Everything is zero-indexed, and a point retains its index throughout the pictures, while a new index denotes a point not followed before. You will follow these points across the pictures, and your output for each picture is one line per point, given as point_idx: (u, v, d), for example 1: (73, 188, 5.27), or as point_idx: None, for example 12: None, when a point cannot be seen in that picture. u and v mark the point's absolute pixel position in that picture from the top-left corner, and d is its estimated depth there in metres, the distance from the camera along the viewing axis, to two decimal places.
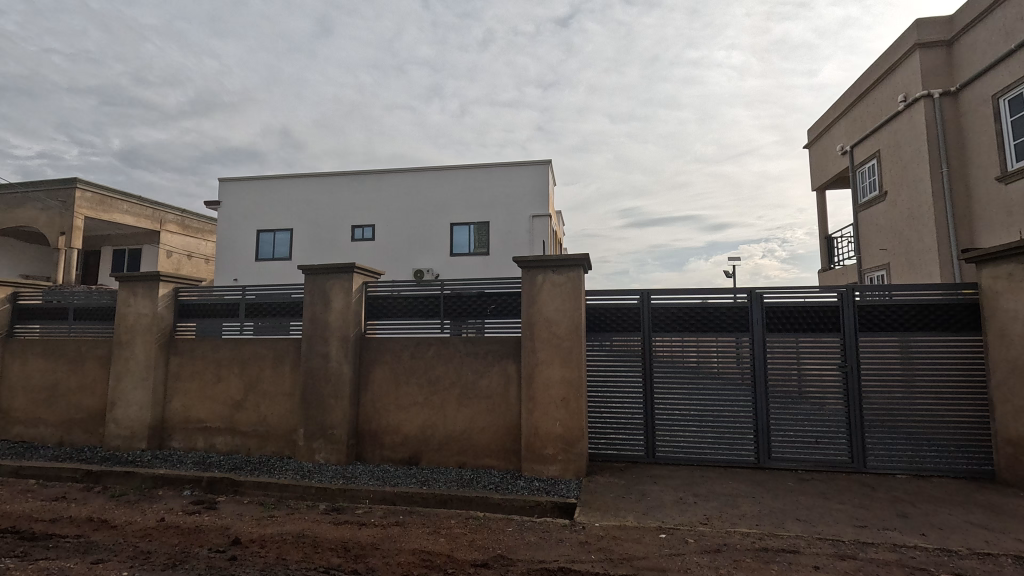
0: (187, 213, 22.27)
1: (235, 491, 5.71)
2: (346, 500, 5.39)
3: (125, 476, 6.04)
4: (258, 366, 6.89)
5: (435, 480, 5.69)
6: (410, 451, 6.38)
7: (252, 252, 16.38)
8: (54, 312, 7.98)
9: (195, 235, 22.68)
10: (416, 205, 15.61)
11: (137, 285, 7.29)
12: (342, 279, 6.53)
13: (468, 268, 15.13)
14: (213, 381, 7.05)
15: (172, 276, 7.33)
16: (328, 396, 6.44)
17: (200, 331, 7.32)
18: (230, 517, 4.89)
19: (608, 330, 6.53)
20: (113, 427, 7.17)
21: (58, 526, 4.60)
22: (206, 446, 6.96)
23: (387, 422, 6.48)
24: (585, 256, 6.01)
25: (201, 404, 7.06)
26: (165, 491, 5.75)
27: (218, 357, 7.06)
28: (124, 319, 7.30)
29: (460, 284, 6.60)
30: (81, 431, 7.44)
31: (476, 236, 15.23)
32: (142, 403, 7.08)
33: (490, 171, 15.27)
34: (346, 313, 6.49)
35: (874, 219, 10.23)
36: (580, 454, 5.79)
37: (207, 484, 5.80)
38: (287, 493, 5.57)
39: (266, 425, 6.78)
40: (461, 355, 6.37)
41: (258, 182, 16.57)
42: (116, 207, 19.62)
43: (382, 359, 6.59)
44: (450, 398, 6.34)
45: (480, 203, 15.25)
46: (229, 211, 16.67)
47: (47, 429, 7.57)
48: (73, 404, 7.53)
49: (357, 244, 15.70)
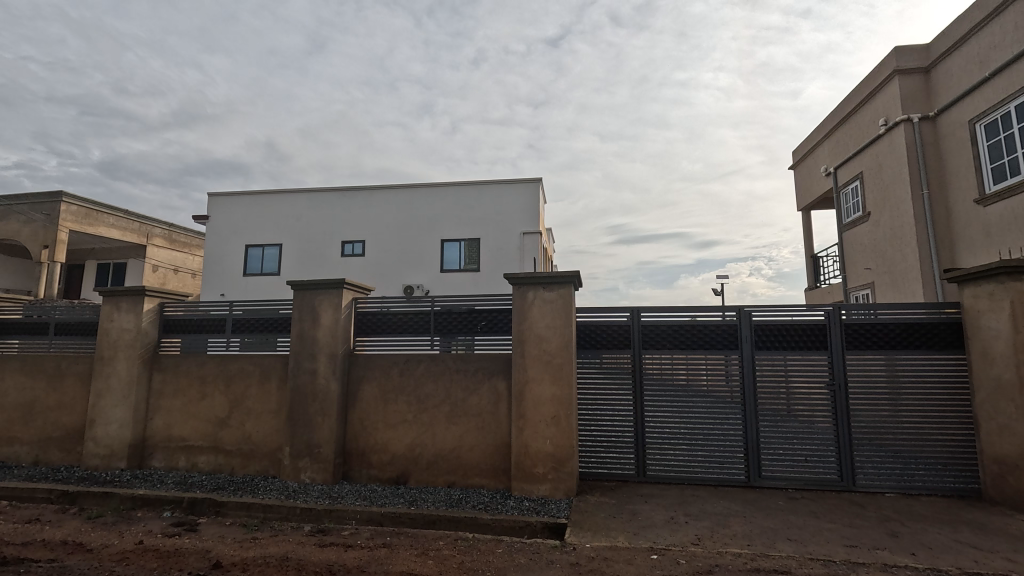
0: (175, 227, 22.09)
1: (217, 512, 5.57)
2: (332, 521, 5.27)
3: (102, 497, 5.85)
4: (244, 383, 6.78)
5: (424, 500, 5.59)
6: (398, 470, 6.28)
7: (240, 267, 16.21)
8: (34, 328, 7.79)
9: (181, 249, 22.44)
10: (406, 222, 15.62)
11: (121, 300, 7.17)
12: (331, 295, 6.49)
13: (459, 284, 15.11)
14: (197, 399, 6.90)
15: (157, 291, 7.22)
16: (315, 413, 6.34)
17: (185, 347, 7.19)
18: (213, 540, 4.75)
19: (599, 347, 6.53)
20: (92, 445, 6.97)
21: (31, 550, 4.44)
22: (188, 466, 6.79)
23: (375, 440, 6.39)
24: (576, 273, 6.02)
25: (185, 422, 6.90)
26: (144, 513, 5.60)
27: (203, 374, 6.93)
28: (106, 335, 7.16)
29: (451, 301, 6.57)
30: (58, 450, 7.23)
31: (467, 252, 15.25)
32: (123, 420, 6.91)
33: (479, 189, 15.38)
34: (335, 329, 6.44)
35: (858, 238, 10.41)
36: (570, 473, 5.74)
37: (188, 505, 5.65)
38: (271, 513, 5.43)
39: (251, 443, 6.65)
40: (450, 371, 6.33)
41: (248, 197, 16.49)
42: (102, 220, 19.38)
43: (371, 376, 6.51)
44: (439, 416, 6.27)
45: (470, 220, 15.31)
46: (218, 226, 16.54)
47: (22, 448, 7.34)
48: (51, 421, 7.32)
49: (347, 259, 15.63)
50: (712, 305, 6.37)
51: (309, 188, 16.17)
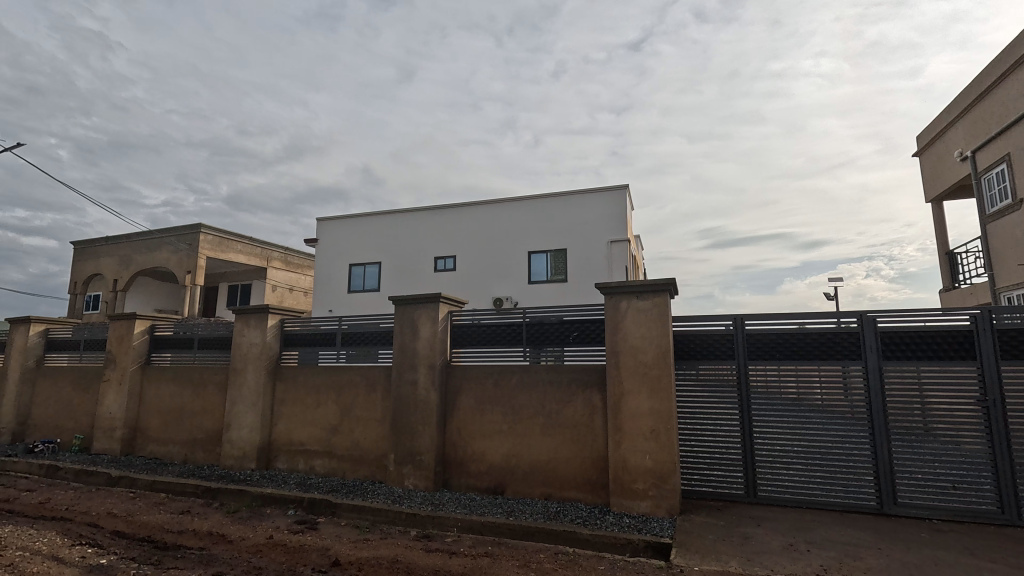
0: (290, 250, 24.45)
1: (332, 512, 6.00)
2: (435, 527, 5.47)
3: (238, 494, 6.56)
4: (353, 393, 7.29)
5: (522, 511, 5.61)
6: (495, 480, 6.37)
7: (345, 285, 17.53)
8: (182, 342, 8.97)
9: (295, 270, 24.77)
10: (494, 236, 16.00)
11: (250, 317, 8.05)
12: (428, 309, 6.81)
13: (547, 295, 15.16)
14: (313, 407, 7.53)
15: (279, 308, 8.02)
16: (417, 422, 6.64)
17: (301, 359, 7.88)
18: (331, 538, 5.13)
19: (698, 358, 6.20)
20: (228, 447, 7.85)
21: (186, 537, 5.08)
22: (307, 468, 7.40)
23: (473, 449, 6.55)
24: (672, 280, 5.79)
25: (303, 428, 7.55)
26: (272, 510, 6.18)
27: (318, 383, 7.56)
28: (238, 348, 8.07)
29: (542, 312, 6.61)
30: (202, 450, 8.22)
31: (554, 263, 15.28)
32: (253, 425, 7.71)
33: (564, 200, 15.37)
34: (433, 341, 6.73)
35: (1008, 231, 8.98)
36: (672, 491, 5.47)
37: (308, 504, 6.15)
38: (379, 516, 5.76)
39: (359, 449, 7.10)
40: (544, 383, 6.34)
41: (350, 220, 17.85)
42: (231, 247, 21.94)
43: (467, 387, 6.70)
44: (534, 427, 6.29)
45: (556, 231, 15.34)
46: (325, 248, 18.03)
47: (174, 447, 8.44)
48: (196, 425, 8.35)
49: (440, 275, 16.34)
50: (828, 312, 5.81)
51: (403, 208, 17.14)
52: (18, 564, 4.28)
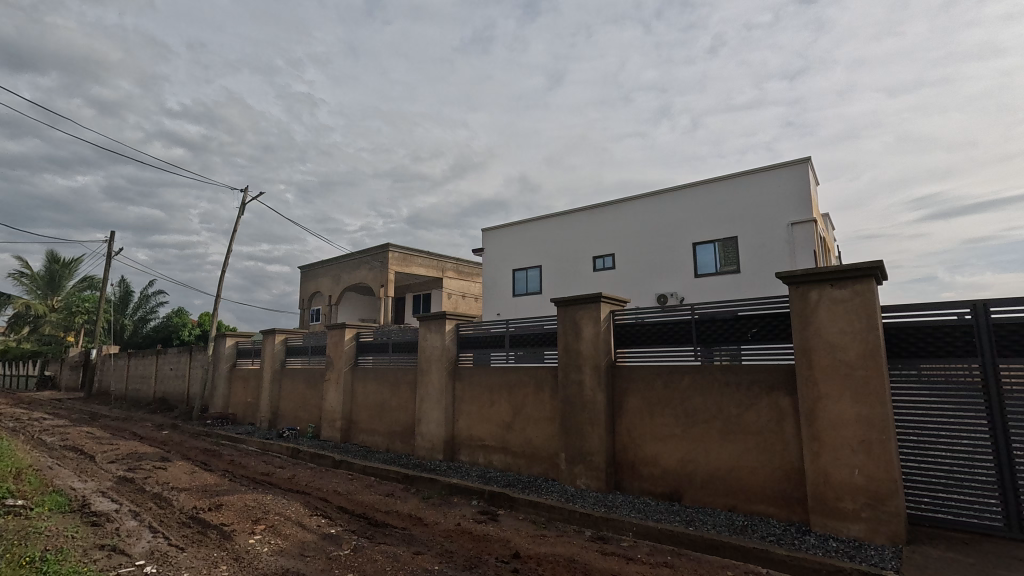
0: (461, 260, 26.70)
1: (511, 506, 6.35)
2: (610, 530, 5.42)
3: (430, 482, 7.34)
4: (523, 392, 7.62)
5: (703, 521, 5.24)
6: (670, 486, 6.06)
7: (511, 289, 18.48)
8: (380, 347, 10.38)
9: (466, 278, 26.97)
10: (654, 230, 15.33)
11: (431, 323, 8.97)
12: (590, 309, 6.80)
13: (718, 288, 14.01)
14: (488, 405, 8.06)
15: (454, 314, 8.78)
16: (586, 422, 6.66)
17: (475, 360, 8.51)
18: (511, 530, 5.42)
19: (921, 356, 5.07)
20: (421, 439, 8.84)
21: (392, 517, 5.85)
22: (486, 462, 7.93)
23: (645, 453, 6.32)
24: (878, 262, 4.87)
25: (480, 424, 8.13)
26: (459, 498, 6.78)
27: (491, 383, 8.08)
28: (423, 351, 9.05)
29: (712, 307, 6.13)
30: (400, 440, 9.40)
31: (724, 253, 14.06)
32: (439, 420, 8.56)
33: (732, 183, 14.02)
34: (596, 342, 6.69)
35: None
36: (894, 515, 4.56)
37: (489, 496, 6.61)
38: (554, 514, 5.90)
39: (532, 447, 7.39)
40: (720, 384, 5.83)
41: (511, 228, 18.78)
42: (413, 261, 24.78)
43: (634, 387, 6.50)
44: (711, 432, 5.83)
45: (724, 218, 14.09)
46: (491, 256, 19.23)
47: (379, 437, 9.81)
48: (395, 419, 9.59)
49: (600, 274, 16.25)
50: None
51: (559, 212, 17.45)
52: (276, 526, 5.39)
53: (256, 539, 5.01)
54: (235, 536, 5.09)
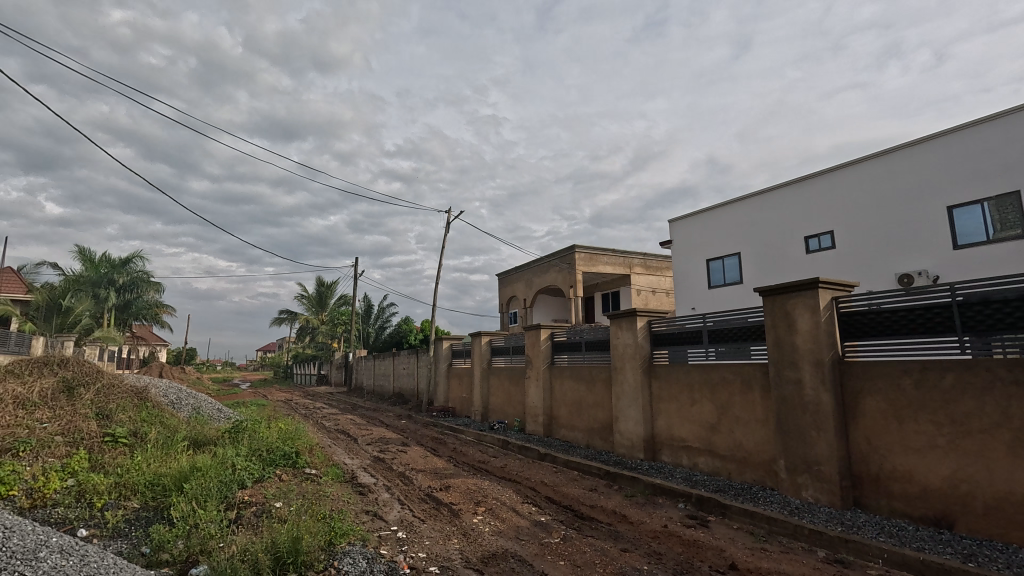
0: (648, 255, 25.89)
1: (723, 513, 5.92)
2: (851, 554, 4.66)
3: (633, 480, 7.28)
4: (728, 391, 7.04)
5: (988, 558, 4.14)
6: (935, 510, 4.90)
7: (705, 281, 17.18)
8: (574, 345, 10.69)
9: (655, 273, 26.05)
10: (886, 198, 12.59)
11: (622, 320, 8.90)
12: (805, 297, 5.97)
13: (994, 259, 10.92)
14: (689, 404, 7.64)
15: (645, 310, 8.57)
16: (808, 426, 5.83)
17: (671, 357, 8.16)
18: (725, 539, 5.05)
19: None
20: (620, 437, 8.82)
21: (598, 511, 5.97)
22: (691, 465, 7.52)
23: (893, 466, 5.23)
24: None
25: (682, 424, 7.74)
26: (664, 500, 6.58)
27: (691, 381, 7.65)
28: (616, 349, 9.03)
29: (982, 287, 4.92)
30: (599, 437, 9.52)
31: (1000, 213, 10.89)
32: (637, 419, 8.42)
33: (1005, 123, 10.69)
34: (816, 334, 5.83)
35: None
36: None
37: (697, 500, 6.27)
38: (776, 527, 5.32)
39: (743, 451, 6.75)
40: (1005, 384, 4.54)
41: (700, 216, 17.45)
42: (600, 260, 24.86)
43: (872, 387, 5.45)
44: (995, 445, 4.55)
45: (995, 170, 10.88)
46: (680, 247, 18.13)
47: (579, 433, 10.10)
48: (593, 416, 9.77)
49: (815, 256, 14.04)
50: None
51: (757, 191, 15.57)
52: (495, 509, 5.98)
53: (479, 519, 5.64)
54: (462, 514, 5.81)
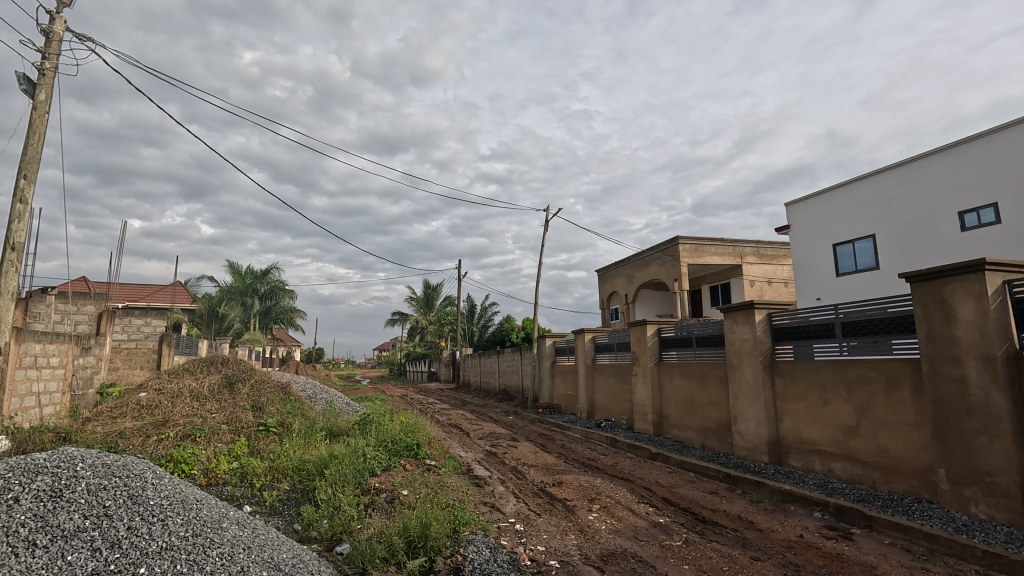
0: (762, 242, 23.95)
1: (869, 526, 5.32)
2: None
3: (757, 485, 6.81)
4: (869, 391, 6.31)
5: None
6: None
7: (832, 268, 15.47)
8: (683, 341, 10.23)
9: (771, 262, 24.05)
10: None
11: (737, 314, 8.35)
12: (965, 282, 5.19)
13: None
14: (821, 404, 6.95)
15: (764, 303, 7.97)
16: (976, 432, 5.02)
17: (796, 353, 7.49)
18: (875, 555, 4.54)
19: None
20: (739, 438, 8.27)
21: (721, 516, 5.66)
22: (825, 471, 6.81)
23: None
24: None
25: (812, 426, 7.07)
26: (796, 507, 6.06)
27: (822, 379, 6.96)
28: (731, 344, 8.50)
29: None
30: (715, 438, 9.02)
31: None
32: (758, 420, 7.84)
33: None
34: (982, 325, 5.03)
35: None
36: None
37: (836, 510, 5.70)
38: (938, 546, 4.67)
39: (890, 458, 6.00)
40: None
41: (822, 196, 15.70)
42: (706, 251, 23.41)
43: None
44: None
45: None
46: (799, 232, 16.49)
47: (692, 433, 9.64)
48: (707, 415, 9.27)
49: (975, 234, 12.03)
50: None
51: (893, 163, 13.63)
52: (610, 508, 5.93)
53: (595, 516, 5.62)
54: (577, 511, 5.83)
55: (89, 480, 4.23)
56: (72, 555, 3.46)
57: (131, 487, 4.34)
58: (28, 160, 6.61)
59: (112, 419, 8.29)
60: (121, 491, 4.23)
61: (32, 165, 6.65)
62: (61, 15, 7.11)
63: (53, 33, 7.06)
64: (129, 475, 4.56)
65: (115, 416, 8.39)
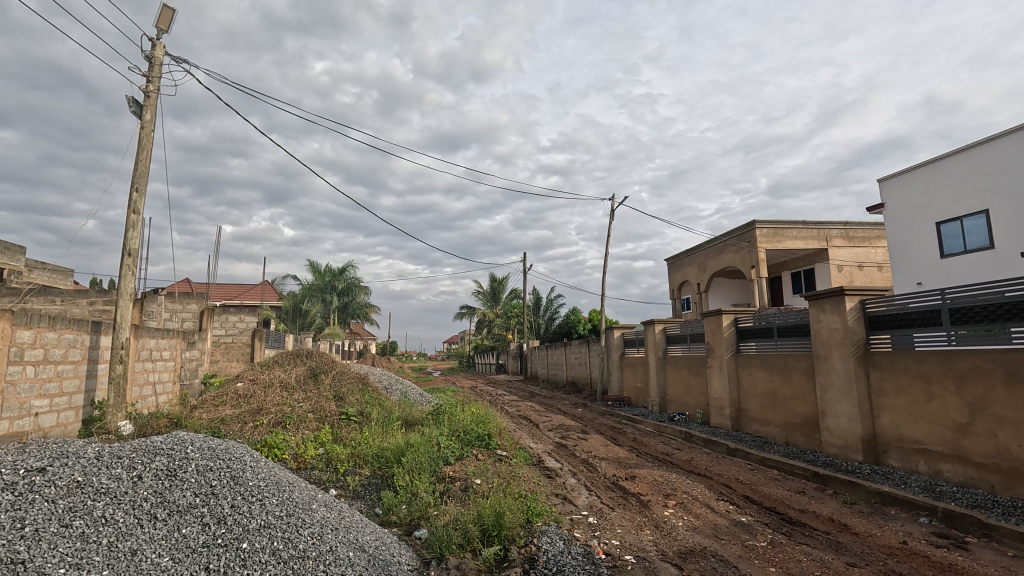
0: (851, 223, 22.06)
1: (987, 535, 4.78)
2: None
3: (851, 486, 6.31)
4: (984, 384, 5.65)
5: None
6: None
7: (936, 250, 13.95)
8: (763, 332, 9.66)
9: (862, 244, 22.14)
10: None
11: (825, 302, 7.76)
12: None
13: None
14: (925, 399, 6.31)
15: (856, 289, 7.35)
16: None
17: (894, 343, 6.84)
18: (994, 568, 4.07)
19: None
20: (828, 435, 7.70)
21: (810, 517, 5.30)
22: (932, 472, 6.17)
23: None
24: None
25: (915, 423, 6.43)
26: (898, 511, 5.56)
27: (926, 371, 6.31)
28: (819, 334, 7.91)
29: None
30: (801, 434, 8.46)
31: None
32: (851, 415, 7.25)
33: None
34: None
35: None
36: None
37: (945, 516, 5.17)
38: None
39: (1012, 459, 5.34)
40: None
41: (922, 168, 14.11)
42: (787, 234, 21.89)
43: None
44: None
45: None
46: (893, 211, 14.97)
47: (774, 429, 9.11)
48: (791, 410, 8.72)
49: None
50: None
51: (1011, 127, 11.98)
52: (686, 504, 5.73)
53: (671, 512, 5.46)
54: (652, 506, 5.70)
55: (198, 461, 4.68)
56: (187, 528, 3.84)
57: (233, 469, 4.77)
58: (140, 175, 7.38)
59: (215, 407, 9.14)
60: (225, 472, 4.66)
61: (142, 178, 7.41)
62: (162, 41, 7.84)
63: (155, 57, 7.80)
64: (231, 458, 5.00)
65: (217, 404, 9.26)
